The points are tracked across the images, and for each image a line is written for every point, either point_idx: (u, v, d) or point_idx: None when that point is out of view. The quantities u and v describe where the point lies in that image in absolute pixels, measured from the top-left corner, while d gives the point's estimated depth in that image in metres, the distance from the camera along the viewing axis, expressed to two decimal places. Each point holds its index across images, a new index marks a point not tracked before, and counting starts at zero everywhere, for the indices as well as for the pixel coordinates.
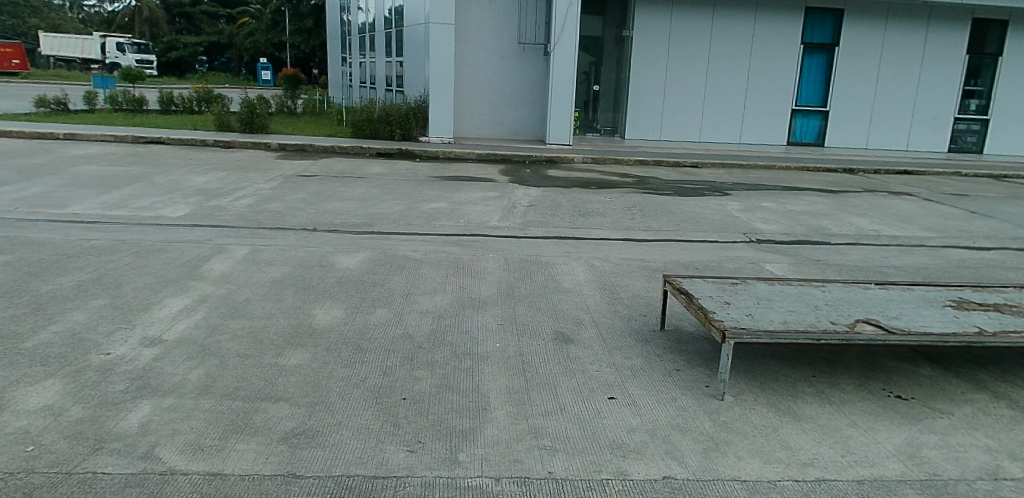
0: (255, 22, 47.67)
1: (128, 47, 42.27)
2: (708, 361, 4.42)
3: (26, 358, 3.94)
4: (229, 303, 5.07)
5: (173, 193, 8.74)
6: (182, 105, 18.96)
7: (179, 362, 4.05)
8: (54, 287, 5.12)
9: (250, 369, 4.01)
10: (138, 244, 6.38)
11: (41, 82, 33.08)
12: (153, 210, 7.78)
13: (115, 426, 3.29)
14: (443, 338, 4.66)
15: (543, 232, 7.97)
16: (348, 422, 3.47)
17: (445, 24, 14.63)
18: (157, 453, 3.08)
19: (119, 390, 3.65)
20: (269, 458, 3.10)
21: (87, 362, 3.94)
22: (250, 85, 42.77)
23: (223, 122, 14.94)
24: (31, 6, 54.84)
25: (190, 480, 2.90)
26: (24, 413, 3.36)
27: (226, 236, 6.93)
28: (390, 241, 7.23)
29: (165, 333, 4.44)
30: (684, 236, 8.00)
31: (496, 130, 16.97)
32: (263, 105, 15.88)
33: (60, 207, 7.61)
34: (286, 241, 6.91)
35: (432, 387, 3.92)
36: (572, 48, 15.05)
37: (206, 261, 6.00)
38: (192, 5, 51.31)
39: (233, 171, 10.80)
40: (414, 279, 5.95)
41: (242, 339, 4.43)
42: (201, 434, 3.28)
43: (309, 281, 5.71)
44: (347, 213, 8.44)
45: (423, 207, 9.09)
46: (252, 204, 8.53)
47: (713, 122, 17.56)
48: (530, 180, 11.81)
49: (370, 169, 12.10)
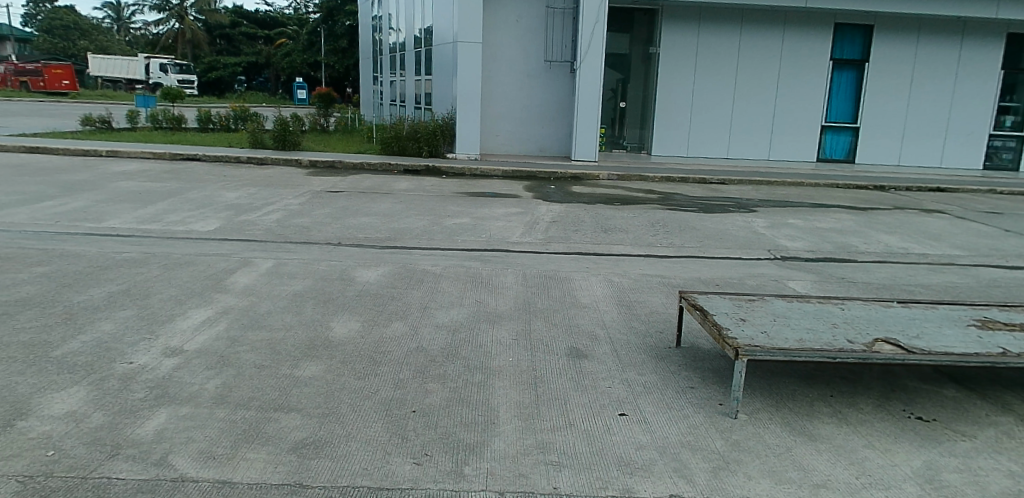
0: (291, 44, 49.06)
1: (170, 68, 43.75)
2: (723, 379, 4.36)
3: (54, 366, 4.08)
4: (250, 315, 5.18)
5: (206, 208, 8.99)
6: (219, 123, 19.48)
7: (198, 371, 4.14)
8: (86, 298, 5.27)
9: (266, 379, 4.10)
10: (167, 257, 6.56)
11: (90, 102, 34.40)
12: (184, 225, 7.99)
13: (132, 433, 3.38)
14: (457, 352, 4.69)
15: (563, 248, 7.99)
16: (357, 434, 3.51)
17: (473, 43, 14.88)
18: (170, 460, 3.16)
19: (139, 398, 3.76)
20: (277, 467, 3.15)
21: (111, 370, 4.06)
22: (285, 104, 43.83)
23: (257, 140, 15.34)
24: (82, 29, 57.66)
25: (200, 487, 2.96)
26: (49, 418, 3.47)
27: (253, 250, 7.09)
28: (411, 256, 7.32)
29: (186, 343, 4.55)
30: (707, 252, 7.93)
31: (521, 147, 17.09)
32: (296, 123, 16.27)
33: (98, 221, 7.85)
34: (310, 255, 7.05)
35: (442, 400, 3.95)
36: (599, 65, 15.10)
37: (231, 274, 6.14)
38: (232, 27, 52.98)
39: (265, 186, 11.04)
40: (433, 294, 6.00)
41: (262, 350, 4.51)
42: (213, 443, 3.34)
43: (329, 294, 5.81)
44: (372, 228, 8.57)
45: (445, 223, 9.17)
46: (281, 219, 8.73)
47: (742, 139, 17.38)
48: (554, 196, 11.86)
49: (397, 185, 12.27)
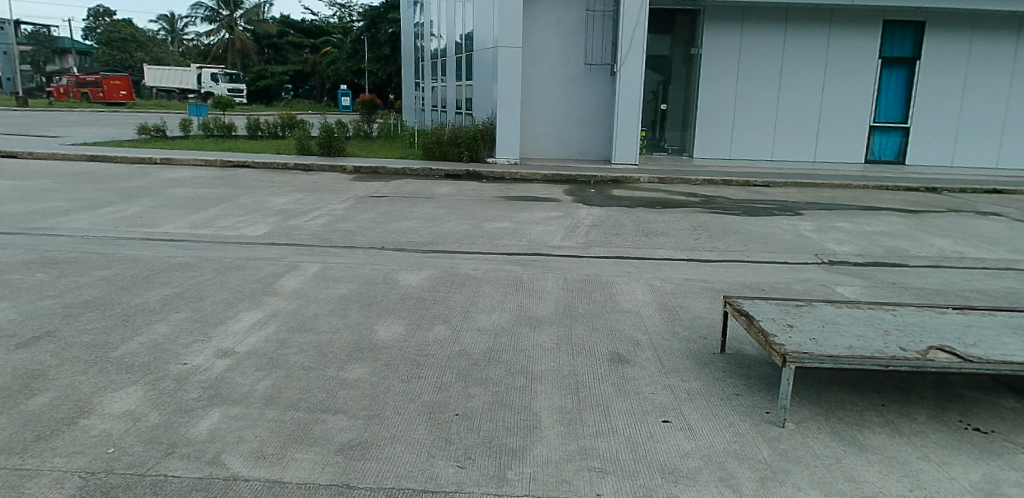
0: (336, 52, 50.15)
1: (220, 77, 45.20)
2: (770, 386, 4.28)
3: (114, 365, 4.23)
4: (297, 318, 5.31)
5: (255, 213, 9.25)
6: (267, 131, 20.02)
7: (249, 373, 4.26)
8: (143, 300, 5.47)
9: (314, 381, 4.20)
10: (219, 261, 6.77)
11: (146, 111, 35.77)
12: (235, 230, 8.24)
13: (186, 433, 3.49)
14: (498, 356, 4.72)
15: (604, 251, 7.96)
16: (401, 436, 3.57)
17: (513, 47, 14.94)
18: (223, 459, 3.26)
19: (194, 398, 3.88)
20: (325, 468, 3.23)
21: (167, 371, 4.20)
22: (330, 111, 44.83)
23: (303, 146, 15.72)
24: (139, 42, 60.17)
25: (251, 486, 3.05)
26: (109, 417, 3.60)
27: (300, 254, 7.26)
28: (453, 260, 7.40)
29: (238, 345, 4.70)
30: (751, 257, 7.78)
31: (561, 151, 17.07)
32: (340, 129, 16.60)
33: (154, 226, 8.16)
34: (355, 259, 7.19)
35: (485, 404, 3.98)
36: (640, 67, 15.00)
37: (279, 278, 6.31)
38: (280, 37, 54.43)
39: (311, 192, 11.31)
40: (475, 297, 6.05)
41: (309, 353, 4.63)
42: (264, 443, 3.44)
43: (373, 297, 5.92)
44: (414, 232, 8.69)
45: (486, 227, 9.23)
46: (326, 224, 8.92)
47: (786, 140, 17.00)
48: (594, 199, 11.81)
49: (438, 190, 12.40)
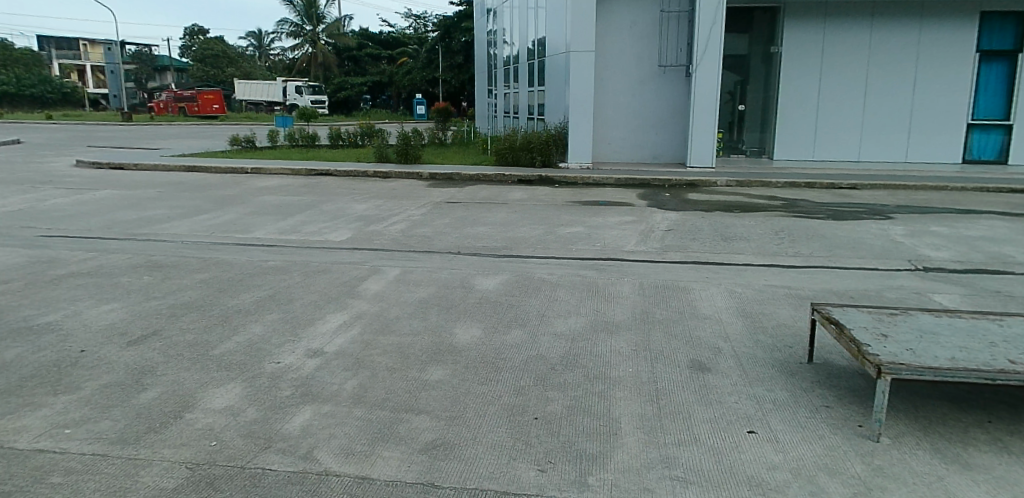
0: (412, 62, 51.54)
1: (304, 89, 47.33)
2: (861, 398, 4.10)
3: (214, 362, 4.47)
4: (380, 320, 5.50)
5: (338, 219, 9.62)
6: (347, 140, 20.77)
7: (337, 372, 4.45)
8: (239, 302, 5.78)
9: (397, 382, 4.33)
10: (306, 265, 7.08)
11: (236, 124, 37.87)
12: (320, 235, 8.59)
13: (281, 428, 3.66)
14: (576, 361, 4.72)
15: (681, 257, 7.81)
16: (483, 438, 3.63)
17: (586, 51, 14.92)
18: (315, 455, 3.40)
19: (287, 395, 4.07)
20: (411, 466, 3.33)
21: (262, 369, 4.41)
22: (406, 119, 46.08)
23: (381, 154, 16.21)
24: (230, 58, 63.84)
25: (343, 481, 3.17)
26: (211, 411, 3.79)
27: (381, 259, 7.50)
28: (528, 265, 7.45)
29: (325, 346, 4.90)
30: (838, 262, 7.46)
31: (634, 155, 16.88)
32: (416, 137, 17.03)
33: (246, 232, 8.62)
34: (433, 264, 7.36)
35: (564, 409, 4.00)
36: (716, 67, 14.69)
37: (362, 282, 6.53)
38: (359, 49, 56.37)
39: (389, 199, 11.65)
40: (551, 302, 6.08)
41: (392, 354, 4.77)
42: (352, 441, 3.57)
43: (451, 301, 6.04)
44: (489, 237, 8.81)
45: (560, 232, 9.25)
46: (404, 229, 9.17)
47: (874, 140, 16.18)
48: (669, 203, 11.62)
49: (512, 195, 12.52)
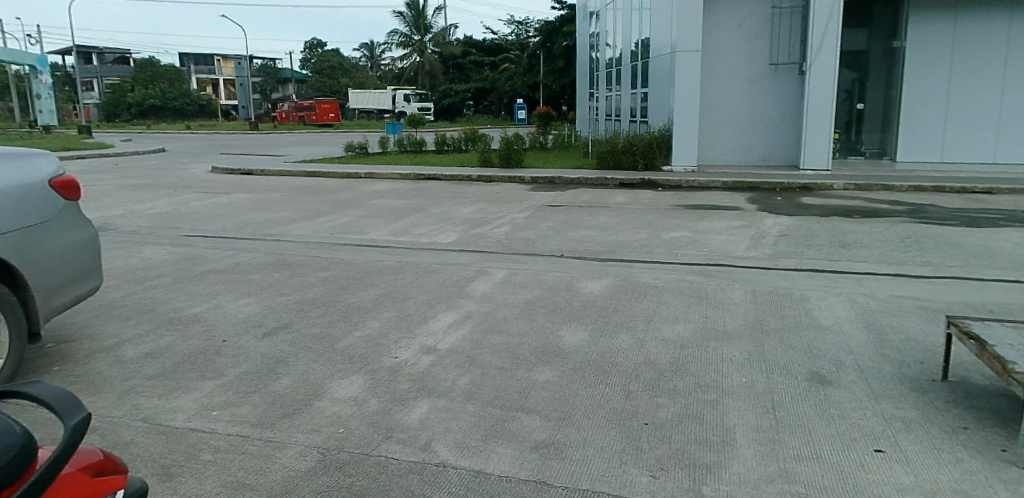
0: (514, 68, 52.37)
1: (412, 97, 49.34)
2: (1006, 421, 3.76)
3: (338, 355, 4.77)
4: (489, 320, 5.66)
5: (445, 222, 9.95)
6: (452, 145, 21.39)
7: (450, 368, 4.63)
8: (357, 299, 6.12)
9: (508, 380, 4.45)
10: (417, 266, 7.38)
11: (350, 131, 40.08)
12: (429, 237, 8.93)
13: (401, 419, 3.85)
14: (686, 368, 4.65)
15: (795, 264, 7.48)
16: (593, 440, 3.66)
17: (693, 51, 14.53)
18: (433, 446, 3.56)
19: (404, 388, 4.28)
20: (524, 463, 3.41)
21: (381, 363, 4.67)
22: (507, 124, 46.90)
23: (485, 159, 16.59)
24: (345, 68, 67.71)
25: (460, 473, 3.30)
26: (337, 400, 4.05)
27: (487, 260, 7.69)
28: (633, 269, 7.39)
29: (439, 343, 5.10)
30: (973, 273, 6.87)
31: (742, 158, 16.30)
32: (519, 142, 17.27)
33: (361, 233, 9.10)
34: (538, 266, 7.46)
35: (675, 415, 3.95)
36: (834, 64, 13.93)
37: (471, 283, 6.73)
38: (463, 56, 57.92)
39: (493, 202, 11.91)
40: (658, 307, 6.01)
41: (502, 354, 4.90)
42: (467, 435, 3.70)
43: (557, 304, 6.11)
44: (592, 241, 8.81)
45: (665, 236, 9.11)
46: (508, 232, 9.35)
47: (1012, 140, 14.94)
48: (780, 208, 11.14)
49: (614, 199, 12.45)
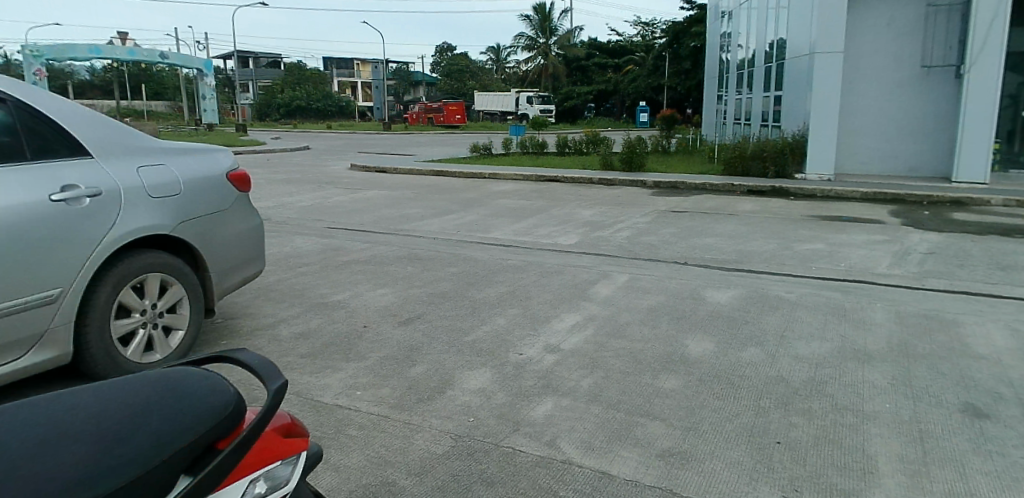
0: (638, 70, 51.63)
1: (535, 99, 50.05)
2: None
3: (467, 347, 4.98)
4: (612, 324, 5.66)
5: (567, 224, 10.04)
6: (573, 147, 21.48)
7: (574, 369, 4.69)
8: (484, 295, 6.35)
9: (632, 385, 4.44)
10: (540, 266, 7.52)
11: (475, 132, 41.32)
12: (551, 238, 9.06)
13: (528, 414, 3.97)
14: (821, 387, 4.42)
15: (946, 284, 6.86)
16: (721, 453, 3.59)
17: (832, 53, 13.72)
18: (559, 443, 3.64)
19: (531, 385, 4.40)
20: (649, 469, 3.41)
21: (508, 358, 4.82)
22: (629, 127, 46.33)
23: (607, 162, 16.53)
24: (471, 71, 69.90)
25: (585, 472, 3.36)
26: (468, 390, 4.24)
27: (609, 264, 7.69)
28: (762, 280, 7.10)
29: (562, 343, 5.18)
30: None
31: (884, 167, 15.16)
32: (641, 145, 17.04)
33: (486, 232, 9.39)
34: (661, 273, 7.36)
35: (809, 436, 3.78)
36: (998, 67, 12.58)
37: (593, 285, 6.77)
38: (587, 59, 57.88)
39: (615, 205, 11.86)
40: (790, 322, 5.75)
41: (626, 358, 4.90)
42: (592, 436, 3.75)
43: (682, 312, 6.00)
44: (718, 249, 8.55)
45: (797, 248, 8.66)
46: (630, 236, 9.28)
47: None
48: (929, 223, 10.23)
49: (741, 206, 11.99)
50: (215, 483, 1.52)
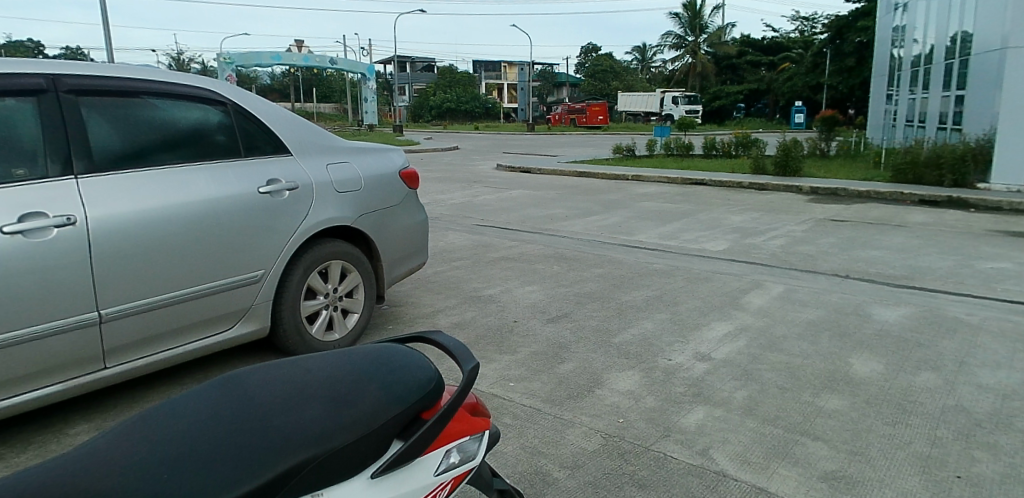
0: (795, 68, 48.54)
1: (681, 99, 48.72)
2: None
3: (615, 349, 5.00)
4: (766, 336, 5.42)
5: (715, 229, 9.71)
6: (721, 150, 20.66)
7: (726, 379, 4.56)
8: (630, 298, 6.32)
9: (789, 402, 4.24)
10: (688, 272, 7.35)
11: (617, 133, 41.00)
12: (698, 243, 8.81)
13: (678, 421, 3.92)
14: (1014, 423, 3.95)
15: None
16: (892, 483, 3.33)
17: None
18: (712, 454, 3.56)
19: (681, 391, 4.33)
20: (810, 491, 3.24)
21: (657, 363, 4.78)
22: (783, 129, 43.71)
23: (758, 166, 15.74)
24: (615, 71, 69.41)
25: (740, 486, 3.26)
26: (617, 392, 4.26)
27: (761, 273, 7.34)
28: (939, 300, 6.45)
29: (713, 352, 5.05)
30: None
31: None
32: (797, 148, 16.03)
33: (630, 234, 9.32)
34: (820, 285, 6.91)
35: (999, 474, 3.40)
36: None
37: (745, 294, 6.51)
38: (738, 57, 55.35)
39: (767, 212, 11.27)
40: (974, 347, 5.17)
41: (782, 373, 4.67)
42: (747, 449, 3.63)
43: (845, 328, 5.61)
44: (885, 263, 7.87)
45: (982, 265, 7.75)
46: (784, 245, 8.79)
47: None
48: None
49: (912, 217, 10.92)
50: (422, 448, 1.78)
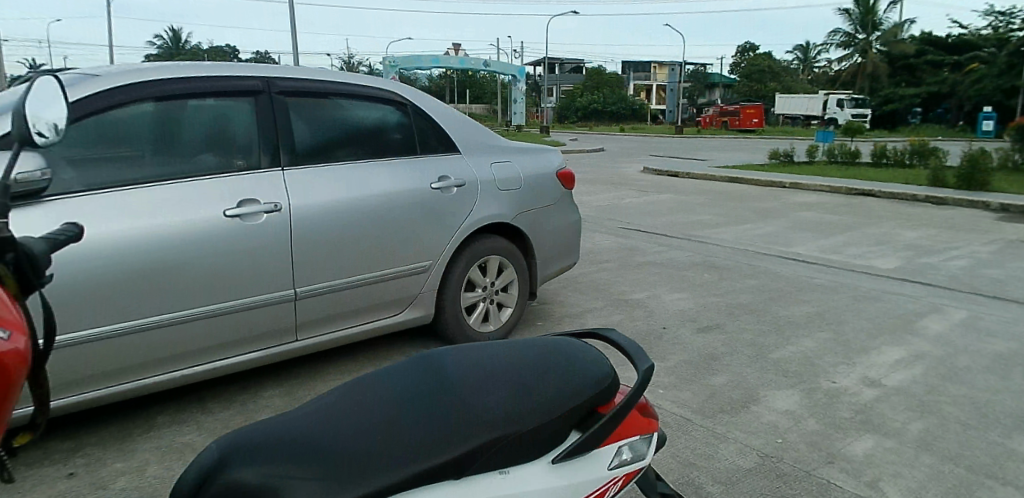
0: (986, 68, 43.12)
1: (846, 103, 45.08)
2: None
3: (772, 365, 4.76)
4: (947, 366, 4.90)
5: (885, 245, 8.90)
6: (893, 158, 18.86)
7: (899, 409, 4.18)
8: (788, 313, 5.99)
9: (976, 441, 3.81)
10: (853, 289, 6.82)
11: (772, 137, 38.76)
12: (865, 259, 8.14)
13: (843, 448, 3.67)
14: None
15: None
16: None
17: None
18: (882, 487, 3.30)
19: (847, 417, 4.05)
20: None
21: (819, 384, 4.50)
22: (968, 136, 38.99)
23: (937, 177, 14.18)
24: (772, 72, 65.67)
25: None
26: (774, 410, 4.07)
27: (941, 296, 6.64)
28: None
29: (884, 378, 4.65)
30: None
31: None
32: (988, 158, 14.25)
33: (787, 246, 8.81)
34: (1014, 314, 6.12)
35: None
36: None
37: (921, 319, 5.92)
38: (917, 56, 50.19)
39: (948, 229, 10.14)
40: None
41: (967, 408, 4.21)
42: (923, 487, 3.33)
43: None
44: None
45: None
46: (968, 266, 7.88)
47: None
48: None
49: None
50: (597, 441, 1.88)
